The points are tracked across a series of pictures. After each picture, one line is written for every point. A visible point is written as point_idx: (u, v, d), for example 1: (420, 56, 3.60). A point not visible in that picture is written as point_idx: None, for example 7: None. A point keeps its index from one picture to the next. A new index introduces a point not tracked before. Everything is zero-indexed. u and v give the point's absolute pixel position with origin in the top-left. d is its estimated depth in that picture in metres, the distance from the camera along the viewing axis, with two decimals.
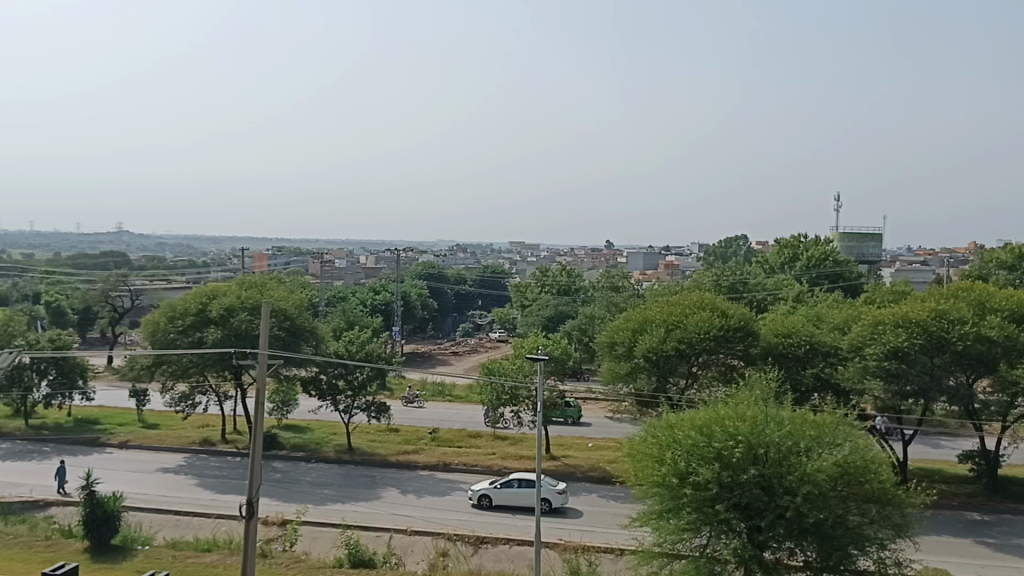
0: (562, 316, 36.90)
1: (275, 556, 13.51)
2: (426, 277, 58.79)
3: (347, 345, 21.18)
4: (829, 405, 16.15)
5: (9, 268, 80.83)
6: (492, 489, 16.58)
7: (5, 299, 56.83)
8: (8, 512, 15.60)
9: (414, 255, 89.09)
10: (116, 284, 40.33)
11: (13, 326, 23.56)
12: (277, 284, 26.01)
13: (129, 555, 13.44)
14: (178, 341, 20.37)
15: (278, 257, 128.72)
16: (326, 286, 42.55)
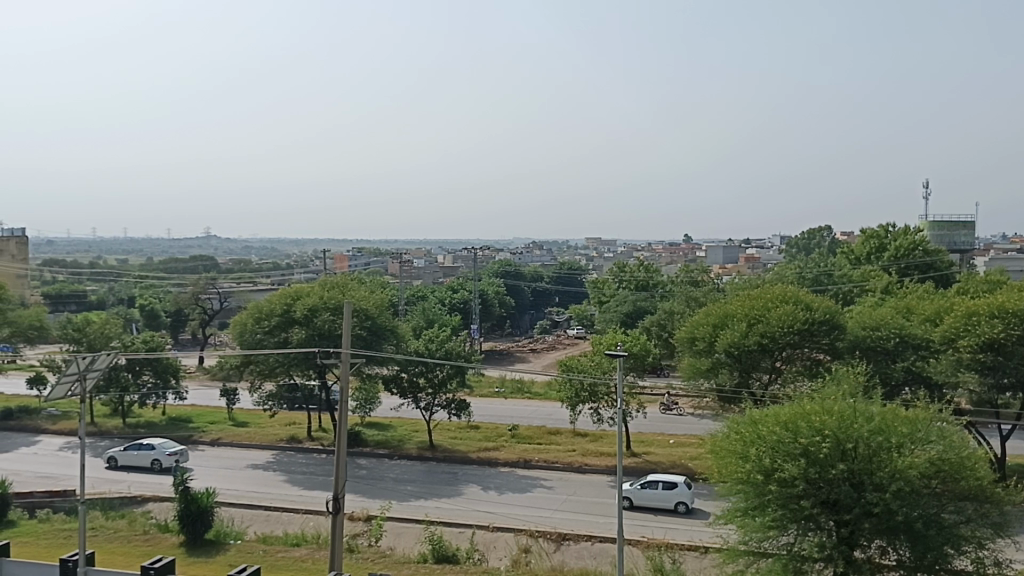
0: (641, 311, 36.55)
1: (361, 551, 13.79)
2: (503, 274, 58.99)
3: (427, 343, 21.45)
4: (922, 400, 15.62)
5: (105, 273, 84.59)
6: (117, 452, 19.41)
7: (103, 304, 59.56)
8: (109, 508, 16.32)
9: (491, 254, 89.62)
10: (205, 286, 41.76)
11: (109, 328, 24.52)
12: (358, 284, 26.49)
13: (222, 549, 13.90)
14: (265, 341, 21.00)
15: (359, 257, 131.39)
16: (405, 285, 43.14)
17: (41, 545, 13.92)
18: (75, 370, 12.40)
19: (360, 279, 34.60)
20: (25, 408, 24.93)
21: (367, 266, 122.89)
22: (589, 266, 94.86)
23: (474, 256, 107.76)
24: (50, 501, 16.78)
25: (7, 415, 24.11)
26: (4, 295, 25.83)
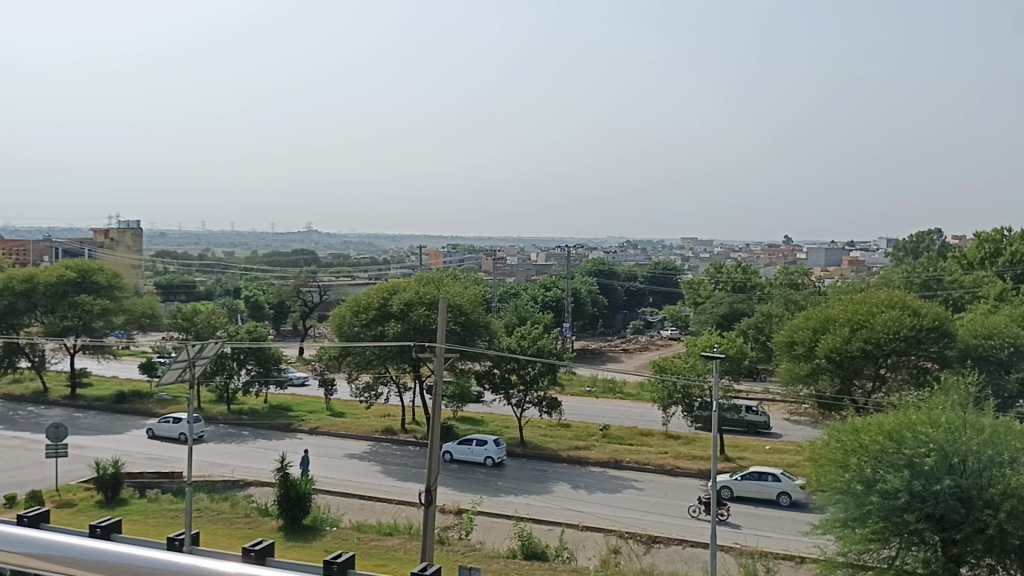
0: (738, 314, 35.88)
1: (452, 543, 13.98)
2: (597, 272, 58.58)
3: (520, 340, 21.54)
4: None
5: (213, 265, 87.81)
6: None
7: (211, 295, 61.93)
8: (213, 491, 17.03)
9: (583, 252, 89.46)
10: (306, 280, 43.05)
11: (216, 318, 25.52)
12: (454, 280, 26.75)
13: (319, 535, 14.29)
14: (362, 334, 21.48)
15: (454, 254, 132.93)
16: (499, 283, 43.44)
17: (150, 523, 14.62)
18: (185, 357, 12.95)
19: (456, 275, 34.93)
20: (138, 392, 26.20)
21: (462, 263, 124.23)
22: (685, 267, 93.41)
23: (567, 253, 107.69)
24: (159, 482, 17.63)
25: (121, 398, 25.39)
26: (120, 284, 27.17)
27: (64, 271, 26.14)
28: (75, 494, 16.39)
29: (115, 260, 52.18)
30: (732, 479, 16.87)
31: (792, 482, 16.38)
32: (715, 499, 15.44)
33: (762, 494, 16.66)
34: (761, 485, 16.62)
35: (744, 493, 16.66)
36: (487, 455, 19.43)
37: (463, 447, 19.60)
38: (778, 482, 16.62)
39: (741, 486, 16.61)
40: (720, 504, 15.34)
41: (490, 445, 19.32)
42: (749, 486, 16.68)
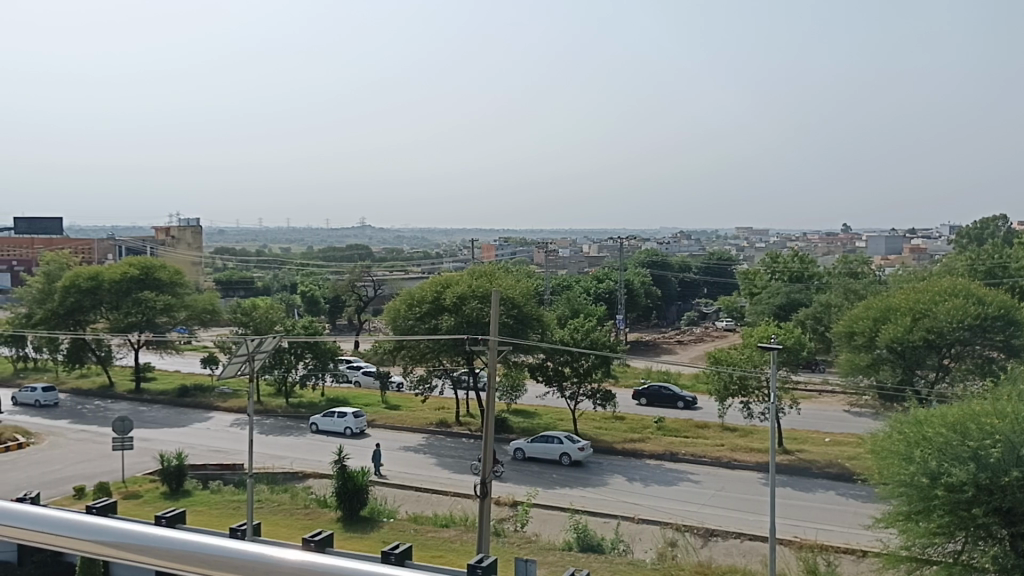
0: (795, 304, 35.30)
1: (508, 535, 14.04)
2: (650, 263, 58.07)
3: (573, 332, 21.48)
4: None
5: (270, 261, 89.17)
6: None
7: (267, 290, 62.92)
8: (273, 482, 17.37)
9: (637, 244, 88.88)
10: (361, 274, 43.54)
11: (273, 312, 25.95)
12: (507, 273, 26.80)
13: (376, 526, 14.48)
14: (417, 327, 21.69)
15: (506, 247, 133.01)
16: (551, 275, 43.36)
17: (213, 514, 14.97)
18: (245, 352, 13.19)
19: (509, 268, 35.07)
20: (199, 386, 26.78)
21: (514, 255, 124.28)
22: (740, 257, 92.13)
23: (620, 245, 106.77)
24: (221, 474, 18.04)
25: (184, 392, 26.00)
26: (181, 281, 27.78)
27: (127, 268, 26.82)
28: (141, 485, 16.85)
29: (177, 257, 53.51)
30: (527, 443, 19.41)
31: (571, 444, 18.72)
32: (492, 458, 17.91)
33: (548, 454, 19.07)
34: (548, 447, 19.05)
35: (533, 454, 19.17)
36: (347, 425, 21.57)
37: (326, 418, 21.83)
38: (562, 444, 18.96)
39: (530, 448, 19.19)
40: (495, 462, 17.79)
41: (353, 418, 21.45)
42: (537, 447, 19.16)
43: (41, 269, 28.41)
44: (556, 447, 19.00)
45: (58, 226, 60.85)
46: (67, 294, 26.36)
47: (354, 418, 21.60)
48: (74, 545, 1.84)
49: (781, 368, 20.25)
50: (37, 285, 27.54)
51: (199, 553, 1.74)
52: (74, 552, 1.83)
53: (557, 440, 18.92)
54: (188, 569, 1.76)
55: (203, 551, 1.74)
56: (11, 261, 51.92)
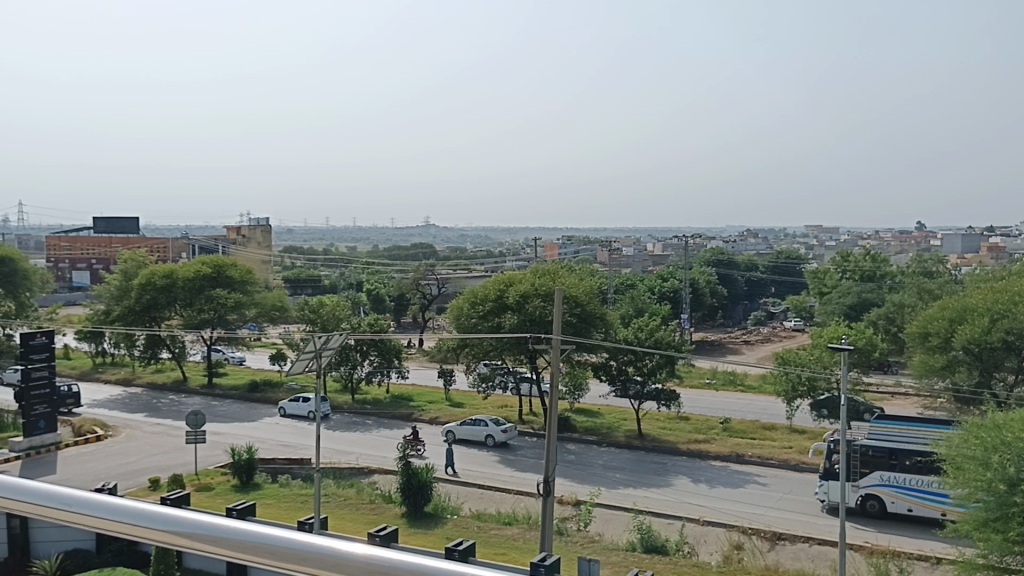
0: (867, 304, 34.45)
1: (571, 534, 14.01)
2: (716, 262, 57.29)
3: (637, 332, 21.33)
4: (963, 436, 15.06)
5: (337, 260, 90.62)
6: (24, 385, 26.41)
7: (334, 288, 63.93)
8: (340, 478, 17.65)
9: (702, 242, 87.81)
10: (425, 272, 43.95)
11: (340, 310, 26.35)
12: (570, 272, 26.74)
13: (440, 522, 14.58)
14: (480, 325, 21.81)
15: (569, 245, 132.74)
16: (615, 274, 43.12)
17: (281, 508, 15.27)
18: (312, 348, 13.39)
19: (572, 267, 35.00)
20: (268, 381, 27.37)
21: (577, 253, 123.94)
22: (809, 255, 90.22)
23: (685, 244, 105.39)
24: (289, 468, 18.40)
25: (254, 387, 26.62)
26: (252, 279, 28.40)
27: (200, 267, 27.56)
28: (213, 478, 17.29)
29: (247, 256, 54.85)
30: (458, 426, 20.91)
31: (495, 427, 20.21)
32: (416, 438, 19.44)
33: (475, 437, 20.56)
34: (474, 429, 20.54)
35: (463, 437, 20.65)
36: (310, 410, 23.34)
37: (292, 403, 23.61)
38: (488, 426, 20.45)
39: (460, 430, 20.68)
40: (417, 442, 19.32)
41: (315, 403, 23.28)
42: (465, 430, 20.66)
43: (119, 267, 29.35)
44: (483, 431, 20.45)
45: (135, 225, 62.83)
46: (143, 292, 27.16)
47: (318, 403, 23.34)
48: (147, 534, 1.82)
49: (851, 371, 19.82)
50: (115, 283, 28.49)
51: (263, 543, 1.67)
52: (150, 542, 1.81)
53: (482, 422, 20.43)
54: (257, 558, 1.70)
55: (266, 541, 1.68)
56: (90, 260, 53.83)
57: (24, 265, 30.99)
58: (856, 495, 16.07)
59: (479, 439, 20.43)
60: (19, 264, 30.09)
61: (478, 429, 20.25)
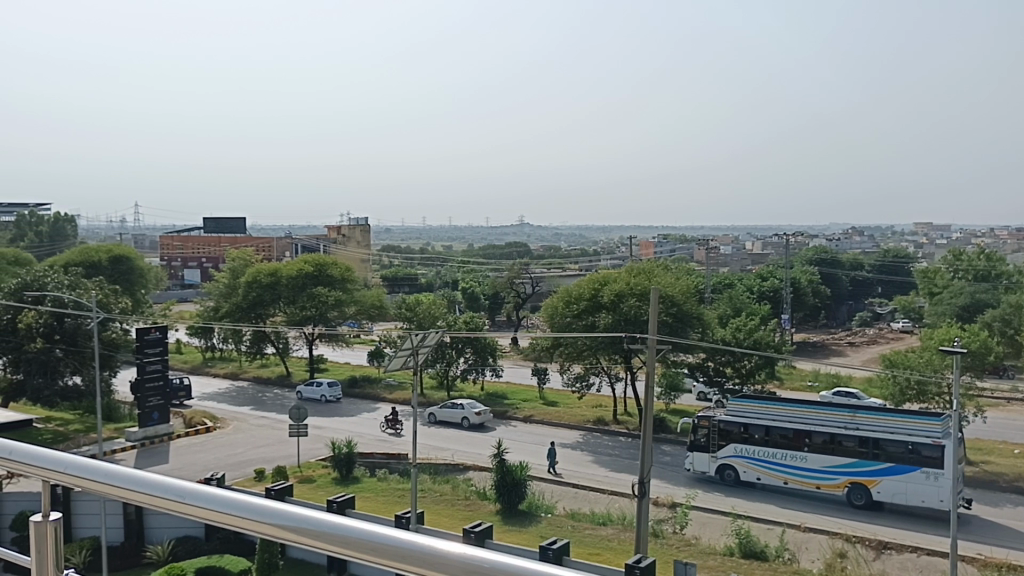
0: (981, 305, 32.83)
1: (666, 537, 13.84)
2: (819, 261, 55.65)
3: (735, 332, 21.01)
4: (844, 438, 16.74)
5: (433, 258, 92.00)
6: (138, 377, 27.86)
7: (430, 287, 65.01)
8: (436, 473, 17.91)
9: (804, 240, 85.56)
10: (519, 271, 44.21)
11: (436, 308, 26.72)
12: (667, 271, 26.41)
13: (534, 520, 14.63)
14: (574, 324, 21.81)
15: (666, 244, 131.06)
16: (712, 273, 42.39)
17: (379, 501, 15.60)
18: (409, 346, 13.59)
19: (668, 266, 34.58)
20: (367, 377, 28.01)
21: (673, 252, 122.16)
22: (919, 254, 86.56)
23: (786, 243, 103.11)
24: (387, 462, 18.79)
25: (353, 383, 27.28)
26: (352, 278, 29.04)
27: (302, 265, 28.39)
28: (315, 470, 17.80)
29: (347, 255, 56.29)
30: (438, 408, 22.96)
31: (471, 410, 22.18)
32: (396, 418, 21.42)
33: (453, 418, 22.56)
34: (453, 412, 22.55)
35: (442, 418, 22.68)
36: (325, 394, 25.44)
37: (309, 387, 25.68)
38: (465, 409, 22.45)
39: (440, 412, 22.69)
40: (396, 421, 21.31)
41: (329, 387, 25.40)
42: (445, 413, 22.70)
43: (227, 266, 30.57)
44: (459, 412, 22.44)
45: (242, 225, 65.35)
46: (250, 289, 28.18)
47: (331, 388, 25.48)
48: (236, 524, 1.61)
49: (965, 376, 18.87)
50: (223, 280, 29.68)
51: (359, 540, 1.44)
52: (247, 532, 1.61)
53: (459, 406, 22.42)
54: (359, 557, 1.46)
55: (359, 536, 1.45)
56: (201, 259, 56.34)
57: (140, 263, 32.63)
58: (710, 464, 18.24)
59: (455, 420, 22.42)
60: (134, 263, 31.88)
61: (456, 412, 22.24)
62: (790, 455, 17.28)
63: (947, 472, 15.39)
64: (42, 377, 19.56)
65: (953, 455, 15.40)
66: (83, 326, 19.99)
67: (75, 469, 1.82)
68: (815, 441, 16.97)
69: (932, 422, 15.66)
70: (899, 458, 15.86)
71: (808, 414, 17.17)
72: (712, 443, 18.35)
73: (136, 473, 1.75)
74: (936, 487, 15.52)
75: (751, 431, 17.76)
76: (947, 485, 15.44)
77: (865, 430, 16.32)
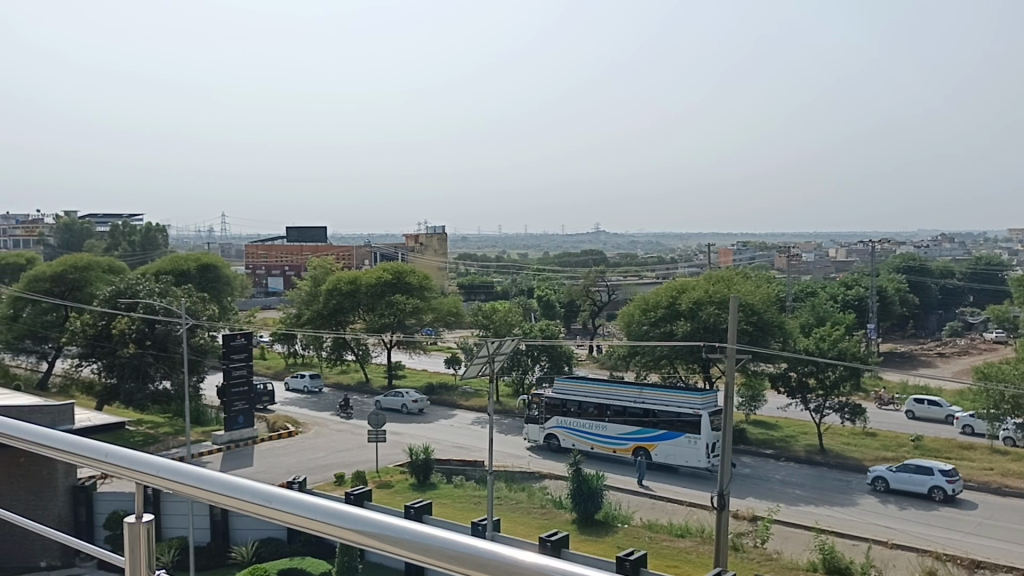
0: None
1: (747, 550, 13.56)
2: (906, 269, 53.84)
3: (818, 342, 20.39)
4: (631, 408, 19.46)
5: (509, 267, 92.34)
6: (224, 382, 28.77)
7: (507, 294, 65.27)
8: (512, 481, 17.95)
9: (891, 247, 82.97)
10: (595, 279, 44.06)
11: (512, 316, 26.79)
12: (747, 279, 25.94)
13: (611, 530, 14.51)
14: (651, 332, 21.55)
15: (747, 251, 128.62)
16: (795, 281, 41.44)
17: (456, 507, 15.70)
18: (484, 354, 13.63)
19: (749, 274, 34.02)
20: (444, 385, 28.26)
21: (753, 258, 119.91)
22: (1015, 261, 82.83)
23: (871, 249, 100.10)
24: (464, 469, 18.91)
25: (430, 390, 27.57)
26: (429, 285, 29.43)
27: (382, 273, 28.87)
28: (393, 475, 18.03)
29: (424, 263, 57.08)
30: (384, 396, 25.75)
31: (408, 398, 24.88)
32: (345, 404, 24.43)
33: (396, 406, 25.28)
34: (395, 399, 25.31)
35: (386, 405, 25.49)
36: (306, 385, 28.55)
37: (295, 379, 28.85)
38: (405, 397, 25.13)
39: (384, 400, 25.46)
40: (344, 409, 24.36)
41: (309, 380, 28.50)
42: (388, 400, 25.48)
43: (309, 273, 31.30)
44: (399, 399, 25.24)
45: (323, 235, 66.93)
46: (330, 297, 28.79)
47: (312, 379, 28.59)
48: (315, 528, 1.43)
49: None
50: (305, 288, 30.39)
51: (446, 549, 1.26)
52: (329, 538, 1.42)
53: (400, 394, 25.05)
54: (447, 568, 1.27)
55: (447, 545, 1.27)
56: (285, 269, 57.86)
57: (227, 272, 33.69)
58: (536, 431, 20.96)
59: (396, 407, 25.13)
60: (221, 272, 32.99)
61: (395, 400, 24.98)
62: (593, 424, 19.97)
63: (705, 438, 18.20)
64: (134, 381, 20.24)
65: (707, 424, 18.22)
66: (173, 332, 20.69)
67: (147, 468, 1.69)
68: (614, 412, 19.69)
69: (693, 396, 18.44)
70: (669, 426, 18.64)
71: (609, 389, 19.82)
72: (541, 416, 21.07)
73: (210, 471, 1.61)
74: (697, 451, 18.30)
75: (566, 404, 20.40)
76: (703, 448, 18.21)
77: (647, 403, 19.09)
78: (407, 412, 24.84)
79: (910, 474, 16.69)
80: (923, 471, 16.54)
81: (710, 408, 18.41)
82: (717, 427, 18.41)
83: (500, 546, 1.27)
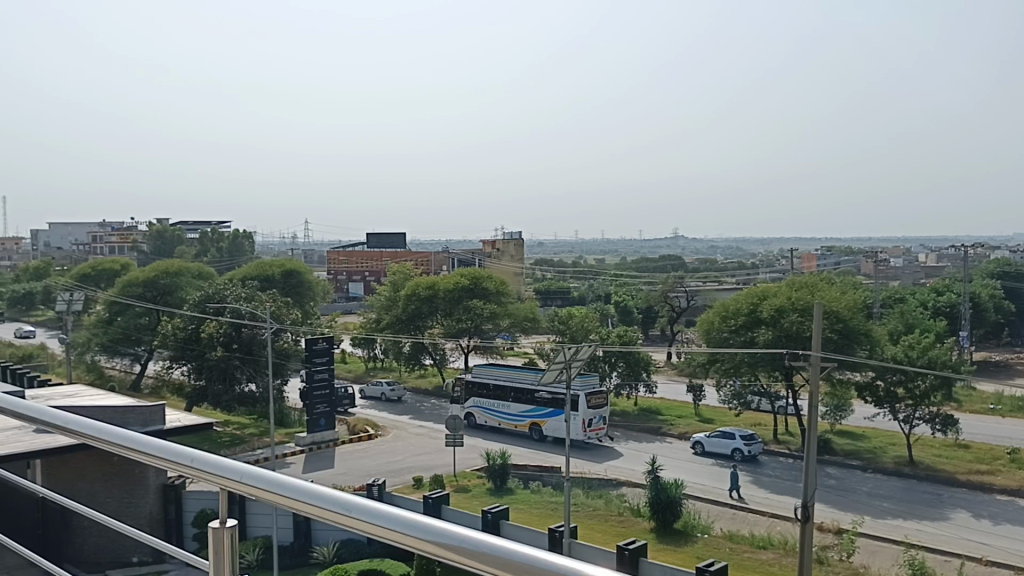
0: None
1: (832, 564, 13.17)
2: (1002, 274, 51.46)
3: (907, 350, 19.70)
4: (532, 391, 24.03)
5: (585, 272, 91.77)
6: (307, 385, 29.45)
7: (583, 300, 64.94)
8: (590, 488, 17.85)
9: (986, 250, 79.45)
10: (673, 285, 43.45)
11: (589, 322, 26.65)
12: (831, 285, 25.25)
13: (690, 540, 14.29)
14: (732, 339, 21.22)
15: (831, 256, 125.11)
16: (881, 287, 40.13)
17: (533, 513, 15.69)
18: (561, 360, 13.59)
19: (833, 280, 33.12)
20: None
21: (838, 264, 116.49)
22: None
23: (964, 253, 96.20)
24: (540, 475, 18.89)
25: None
26: (506, 291, 29.56)
27: (459, 278, 29.12)
28: (471, 480, 18.13)
29: (500, 268, 57.34)
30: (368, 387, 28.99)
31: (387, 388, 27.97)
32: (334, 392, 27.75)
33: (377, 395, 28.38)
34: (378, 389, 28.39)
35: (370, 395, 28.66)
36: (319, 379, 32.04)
37: None
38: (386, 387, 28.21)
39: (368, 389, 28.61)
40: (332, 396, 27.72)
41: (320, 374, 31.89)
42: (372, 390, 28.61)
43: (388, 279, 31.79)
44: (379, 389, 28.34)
45: (402, 241, 67.81)
46: (409, 302, 29.12)
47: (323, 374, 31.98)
48: (392, 537, 1.43)
49: None
50: (384, 294, 30.82)
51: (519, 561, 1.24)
52: (405, 548, 1.41)
53: (379, 384, 28.14)
54: None
55: (520, 558, 1.25)
56: (364, 275, 58.82)
57: (310, 277, 34.47)
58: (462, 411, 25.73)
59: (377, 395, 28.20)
60: (304, 278, 33.78)
61: (376, 389, 28.02)
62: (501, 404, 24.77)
63: (579, 414, 22.14)
64: (222, 383, 20.86)
65: (584, 402, 22.22)
66: (258, 336, 21.36)
67: (228, 470, 1.72)
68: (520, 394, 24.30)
69: (573, 379, 22.56)
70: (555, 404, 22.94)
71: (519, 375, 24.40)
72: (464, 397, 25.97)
73: (293, 475, 1.64)
74: (573, 424, 22.22)
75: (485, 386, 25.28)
76: (577, 421, 22.20)
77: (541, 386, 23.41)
78: (386, 400, 27.89)
79: (718, 439, 20.44)
80: (725, 437, 20.25)
81: (587, 389, 22.38)
82: (591, 405, 22.28)
83: (570, 561, 1.24)
